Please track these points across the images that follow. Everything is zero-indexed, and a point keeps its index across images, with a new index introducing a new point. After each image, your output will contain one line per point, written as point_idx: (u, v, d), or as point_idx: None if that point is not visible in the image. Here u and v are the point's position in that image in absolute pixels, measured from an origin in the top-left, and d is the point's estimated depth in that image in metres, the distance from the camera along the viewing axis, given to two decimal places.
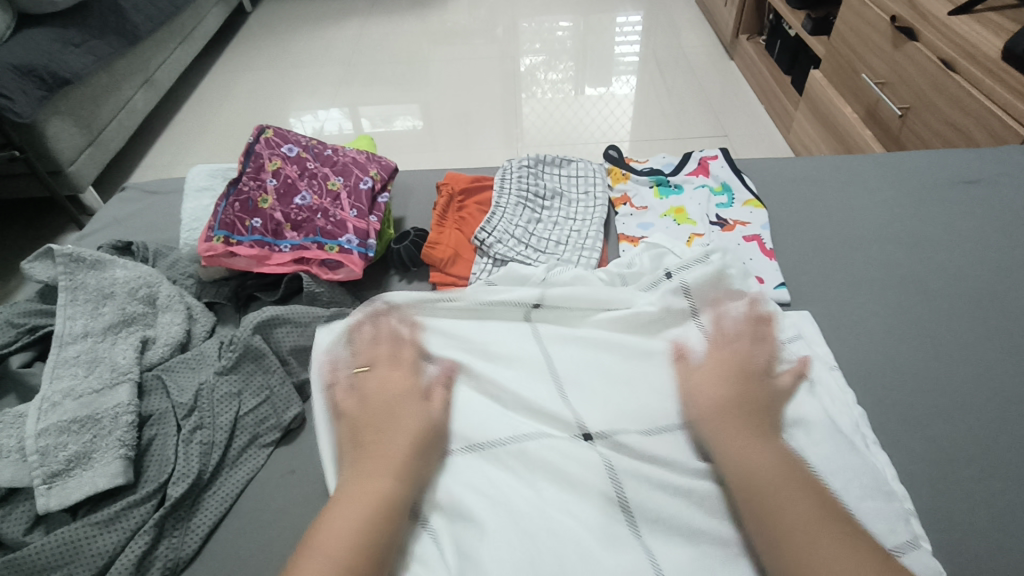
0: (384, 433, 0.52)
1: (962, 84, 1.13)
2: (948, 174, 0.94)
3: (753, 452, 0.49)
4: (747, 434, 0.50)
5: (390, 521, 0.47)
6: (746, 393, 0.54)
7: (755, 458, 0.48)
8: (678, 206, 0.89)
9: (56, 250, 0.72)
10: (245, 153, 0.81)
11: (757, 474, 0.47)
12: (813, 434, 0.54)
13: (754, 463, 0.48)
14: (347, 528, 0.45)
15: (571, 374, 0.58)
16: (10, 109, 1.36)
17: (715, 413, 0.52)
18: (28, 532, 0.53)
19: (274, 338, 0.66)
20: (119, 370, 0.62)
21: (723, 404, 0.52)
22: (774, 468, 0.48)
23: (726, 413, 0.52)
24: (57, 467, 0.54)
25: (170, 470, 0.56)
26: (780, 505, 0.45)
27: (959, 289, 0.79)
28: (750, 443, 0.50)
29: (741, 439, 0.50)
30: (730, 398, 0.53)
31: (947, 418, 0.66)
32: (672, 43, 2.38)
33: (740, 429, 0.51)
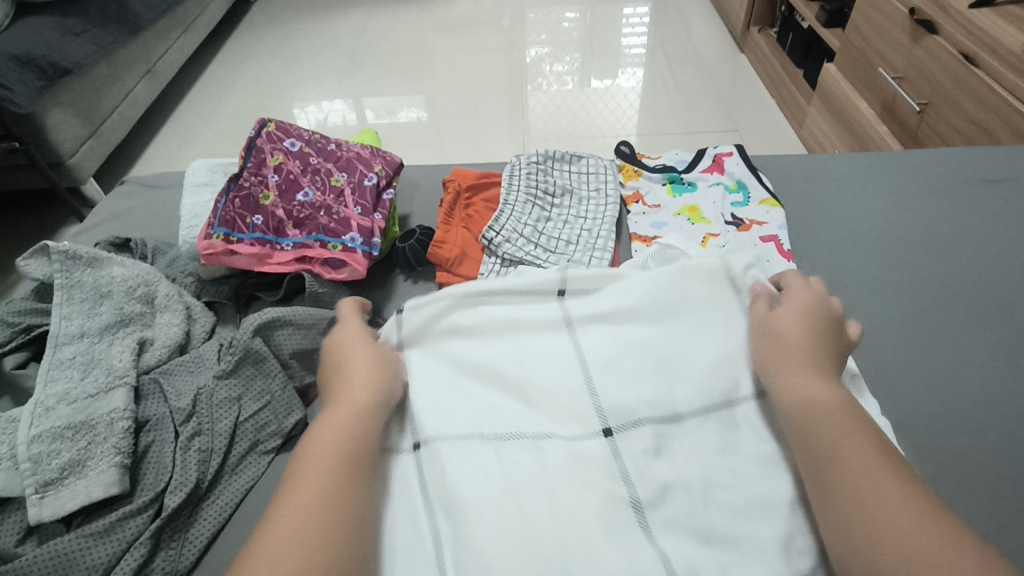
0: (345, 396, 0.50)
1: (984, 80, 1.10)
2: (972, 172, 0.91)
3: (816, 398, 0.47)
4: (807, 368, 0.50)
5: (358, 464, 0.45)
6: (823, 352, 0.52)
7: (806, 390, 0.48)
8: (692, 204, 0.86)
9: (51, 247, 0.70)
10: (246, 148, 0.79)
11: (815, 421, 0.46)
12: None
13: (807, 393, 0.48)
14: (316, 486, 0.42)
15: (597, 368, 0.56)
16: (9, 100, 1.33)
17: (790, 366, 0.51)
18: (20, 543, 0.51)
19: (275, 340, 0.63)
20: (115, 373, 0.60)
21: (795, 358, 0.51)
22: (827, 402, 0.47)
23: (787, 351, 0.52)
24: (49, 476, 0.52)
25: (168, 479, 0.54)
26: (832, 433, 0.45)
27: (985, 293, 0.76)
28: (807, 374, 0.50)
29: (801, 371, 0.50)
30: (795, 337, 0.53)
31: (975, 429, 0.63)
32: (681, 35, 2.34)
33: (801, 365, 0.51)
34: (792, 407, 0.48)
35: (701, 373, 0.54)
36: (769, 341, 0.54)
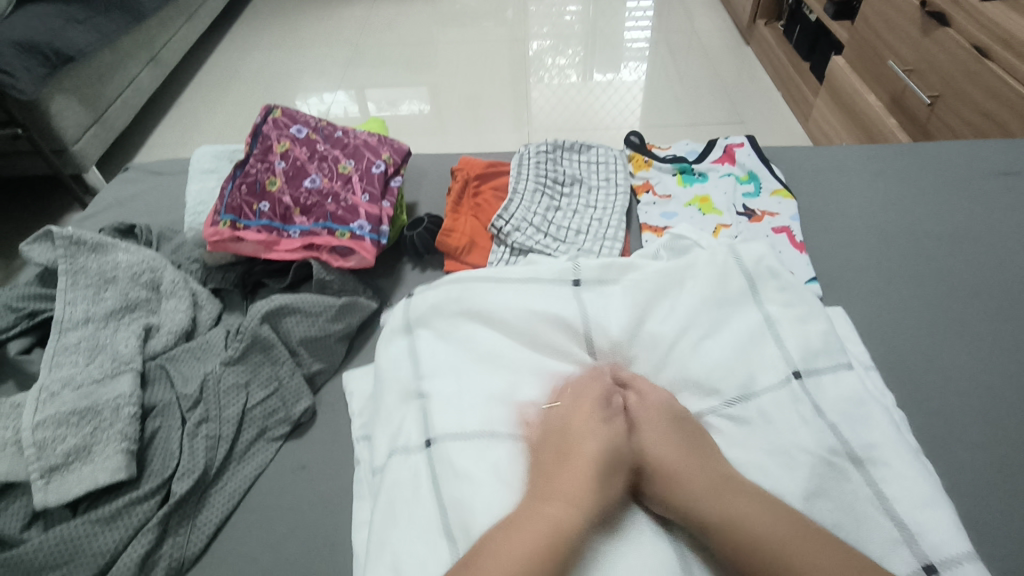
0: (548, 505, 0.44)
1: (997, 72, 1.09)
2: (985, 166, 0.90)
3: (745, 507, 0.44)
4: (729, 491, 0.45)
5: None
6: (706, 457, 0.48)
7: (747, 512, 0.44)
8: (702, 195, 0.85)
9: (55, 231, 0.69)
10: (252, 134, 0.78)
11: (755, 543, 0.42)
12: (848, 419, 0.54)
13: (747, 518, 0.44)
14: None
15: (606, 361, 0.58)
16: (12, 86, 1.32)
17: (692, 486, 0.46)
18: (25, 529, 0.50)
19: (283, 328, 0.63)
20: (121, 359, 0.59)
21: (691, 470, 0.47)
22: (776, 518, 0.44)
23: (684, 473, 0.47)
24: (55, 461, 0.51)
25: (175, 465, 0.54)
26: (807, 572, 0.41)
27: (999, 286, 0.75)
28: (737, 501, 0.45)
29: (713, 494, 0.45)
30: (678, 450, 0.48)
31: (989, 422, 0.63)
32: (686, 27, 2.32)
33: (718, 486, 0.46)
34: (718, 524, 0.44)
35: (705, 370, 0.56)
36: (639, 458, 0.49)
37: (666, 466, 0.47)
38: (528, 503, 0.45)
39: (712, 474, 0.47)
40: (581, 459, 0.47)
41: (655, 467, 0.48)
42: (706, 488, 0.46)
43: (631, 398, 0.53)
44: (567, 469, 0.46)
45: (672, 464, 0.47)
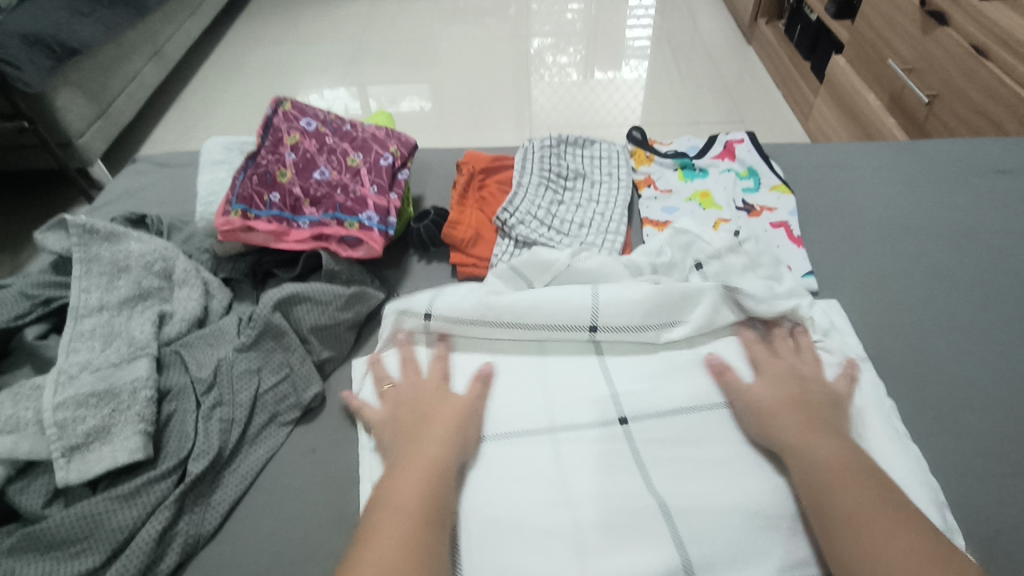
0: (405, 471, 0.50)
1: (994, 72, 1.11)
2: (980, 164, 0.92)
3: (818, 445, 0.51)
4: (809, 432, 0.52)
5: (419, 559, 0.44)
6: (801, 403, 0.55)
7: (819, 450, 0.50)
8: (703, 190, 0.87)
9: (69, 220, 0.71)
10: (263, 126, 0.79)
11: (821, 472, 0.49)
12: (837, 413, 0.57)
13: (817, 455, 0.50)
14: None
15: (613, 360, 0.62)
16: (19, 78, 1.34)
17: (785, 422, 0.53)
18: (46, 506, 0.51)
19: (294, 316, 0.65)
20: (137, 344, 0.60)
21: (784, 411, 0.54)
22: (841, 462, 0.49)
23: (777, 409, 0.54)
24: (76, 440, 0.52)
25: (190, 447, 0.55)
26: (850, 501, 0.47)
27: (993, 281, 0.77)
28: (816, 439, 0.51)
29: (792, 432, 0.52)
30: (781, 391, 0.56)
31: (981, 412, 0.64)
32: (687, 26, 2.34)
33: (803, 426, 0.53)
34: (796, 455, 0.51)
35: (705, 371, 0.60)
36: (747, 397, 0.56)
37: (765, 407, 0.55)
38: (396, 472, 0.51)
39: (803, 417, 0.53)
40: (432, 434, 0.53)
41: (754, 409, 0.55)
42: (790, 427, 0.53)
43: (763, 358, 0.60)
44: (420, 443, 0.53)
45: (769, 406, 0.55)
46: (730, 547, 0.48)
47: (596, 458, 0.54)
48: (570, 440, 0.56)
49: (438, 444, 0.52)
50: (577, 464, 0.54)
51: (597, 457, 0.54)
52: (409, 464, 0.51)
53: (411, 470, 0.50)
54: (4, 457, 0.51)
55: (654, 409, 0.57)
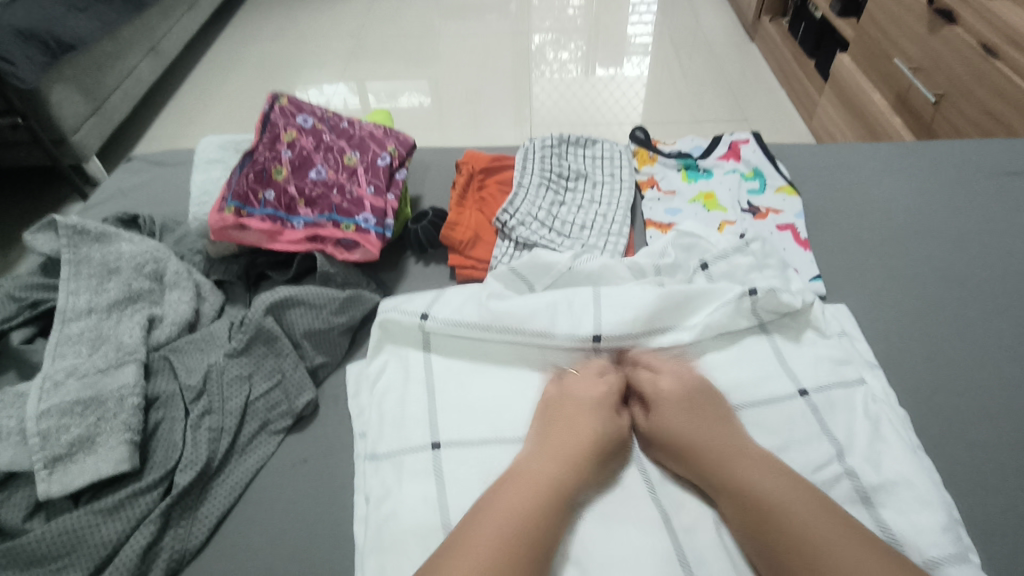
0: (521, 486, 0.47)
1: (1004, 71, 1.09)
2: (990, 165, 0.90)
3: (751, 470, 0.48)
4: (740, 458, 0.49)
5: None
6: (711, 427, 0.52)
7: (754, 478, 0.47)
8: (708, 191, 0.85)
9: (58, 221, 0.69)
10: (261, 122, 0.77)
11: (756, 499, 0.46)
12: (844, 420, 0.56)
13: (753, 484, 0.47)
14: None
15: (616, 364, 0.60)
16: (12, 74, 1.32)
17: (702, 454, 0.50)
18: (28, 519, 0.50)
19: (287, 320, 0.63)
20: (125, 349, 0.59)
21: (710, 445, 0.50)
22: (780, 486, 0.46)
23: (694, 441, 0.51)
24: (59, 451, 0.51)
25: (178, 457, 0.54)
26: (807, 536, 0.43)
27: (1004, 286, 0.75)
28: (745, 468, 0.48)
29: (716, 464, 0.49)
30: (687, 420, 0.52)
31: (993, 422, 0.63)
32: (690, 23, 2.31)
33: (725, 453, 0.50)
34: (729, 492, 0.48)
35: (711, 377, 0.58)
36: (660, 435, 0.53)
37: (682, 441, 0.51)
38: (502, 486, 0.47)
39: (718, 443, 0.50)
40: (554, 453, 0.49)
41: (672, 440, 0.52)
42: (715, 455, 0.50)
43: (635, 374, 0.57)
44: (534, 459, 0.49)
45: (686, 437, 0.51)
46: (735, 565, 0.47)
47: None
48: None
49: (552, 461, 0.49)
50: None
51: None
52: (521, 481, 0.47)
53: (522, 486, 0.47)
54: None
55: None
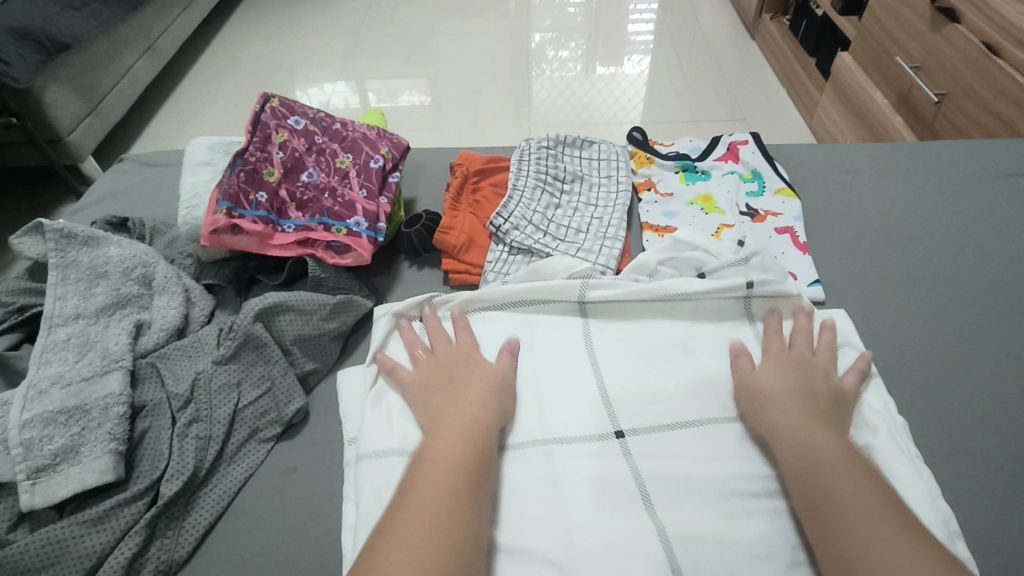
0: (446, 442, 0.49)
1: (1006, 70, 1.07)
2: (993, 167, 0.89)
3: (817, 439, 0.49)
4: (799, 418, 0.51)
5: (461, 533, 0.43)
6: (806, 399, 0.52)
7: (806, 436, 0.49)
8: (705, 193, 0.84)
9: (45, 225, 0.68)
10: (251, 122, 0.76)
11: (818, 457, 0.47)
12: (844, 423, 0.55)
13: (809, 441, 0.49)
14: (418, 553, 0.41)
15: (612, 372, 0.59)
16: (7, 74, 1.31)
17: (783, 413, 0.51)
18: (11, 530, 0.49)
19: (276, 326, 0.62)
20: (111, 356, 0.58)
21: (781, 402, 0.52)
22: (837, 452, 0.47)
23: (770, 399, 0.53)
24: (42, 462, 0.50)
25: (164, 466, 0.53)
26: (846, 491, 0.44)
27: (1007, 290, 0.74)
28: (796, 428, 0.50)
29: (780, 426, 0.51)
30: (777, 378, 0.54)
31: (995, 429, 0.61)
32: (691, 21, 2.29)
33: (797, 414, 0.51)
34: (783, 441, 0.50)
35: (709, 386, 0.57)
36: (752, 387, 0.55)
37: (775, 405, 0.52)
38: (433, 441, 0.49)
39: (799, 404, 0.52)
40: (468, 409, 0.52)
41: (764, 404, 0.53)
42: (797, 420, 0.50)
43: (772, 345, 0.59)
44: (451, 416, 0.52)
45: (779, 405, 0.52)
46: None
47: (591, 476, 0.52)
48: (565, 455, 0.53)
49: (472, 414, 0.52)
50: (573, 481, 0.52)
51: (594, 477, 0.52)
52: (447, 439, 0.49)
53: (452, 440, 0.49)
54: None
55: (654, 424, 0.55)
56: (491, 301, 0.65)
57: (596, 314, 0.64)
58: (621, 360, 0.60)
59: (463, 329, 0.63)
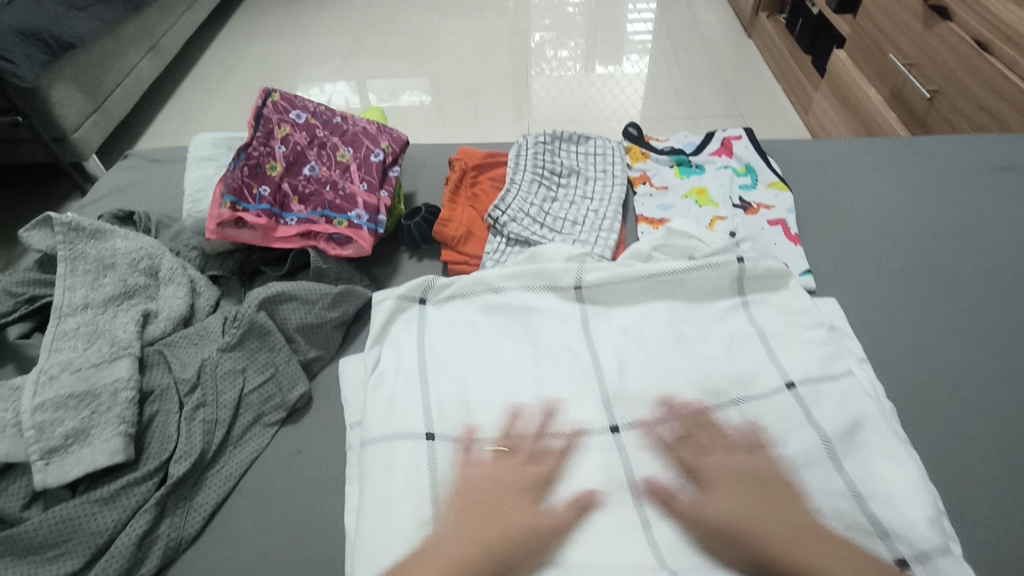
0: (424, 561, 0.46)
1: (997, 66, 1.09)
2: (981, 160, 0.91)
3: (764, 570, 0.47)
4: (798, 545, 0.46)
5: None
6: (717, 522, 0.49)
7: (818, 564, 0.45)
8: (699, 186, 0.85)
9: (54, 218, 0.69)
10: (254, 117, 0.77)
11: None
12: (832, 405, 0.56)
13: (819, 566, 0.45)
14: None
15: (606, 360, 0.61)
16: (13, 73, 1.33)
17: (779, 537, 0.47)
18: (25, 509, 0.51)
19: (280, 314, 0.63)
20: (120, 343, 0.59)
21: (762, 533, 0.47)
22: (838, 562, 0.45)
23: (753, 533, 0.47)
24: (54, 443, 0.51)
25: (172, 448, 0.55)
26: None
27: (994, 280, 0.75)
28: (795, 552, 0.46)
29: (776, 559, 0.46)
30: (733, 498, 0.49)
31: (979, 414, 0.63)
32: (689, 19, 2.31)
33: (788, 543, 0.46)
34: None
35: (700, 370, 0.59)
36: (702, 510, 0.50)
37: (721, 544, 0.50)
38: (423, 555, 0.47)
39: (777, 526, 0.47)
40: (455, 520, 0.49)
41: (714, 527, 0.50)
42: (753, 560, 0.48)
43: (689, 460, 0.53)
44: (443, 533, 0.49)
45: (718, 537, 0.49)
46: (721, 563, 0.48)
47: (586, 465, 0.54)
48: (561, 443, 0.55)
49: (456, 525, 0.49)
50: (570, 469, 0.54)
51: (592, 466, 0.54)
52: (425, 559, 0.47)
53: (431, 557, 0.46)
54: None
55: (646, 412, 0.57)
56: (490, 291, 0.67)
57: (592, 302, 0.66)
58: (616, 347, 0.62)
59: (464, 319, 0.65)
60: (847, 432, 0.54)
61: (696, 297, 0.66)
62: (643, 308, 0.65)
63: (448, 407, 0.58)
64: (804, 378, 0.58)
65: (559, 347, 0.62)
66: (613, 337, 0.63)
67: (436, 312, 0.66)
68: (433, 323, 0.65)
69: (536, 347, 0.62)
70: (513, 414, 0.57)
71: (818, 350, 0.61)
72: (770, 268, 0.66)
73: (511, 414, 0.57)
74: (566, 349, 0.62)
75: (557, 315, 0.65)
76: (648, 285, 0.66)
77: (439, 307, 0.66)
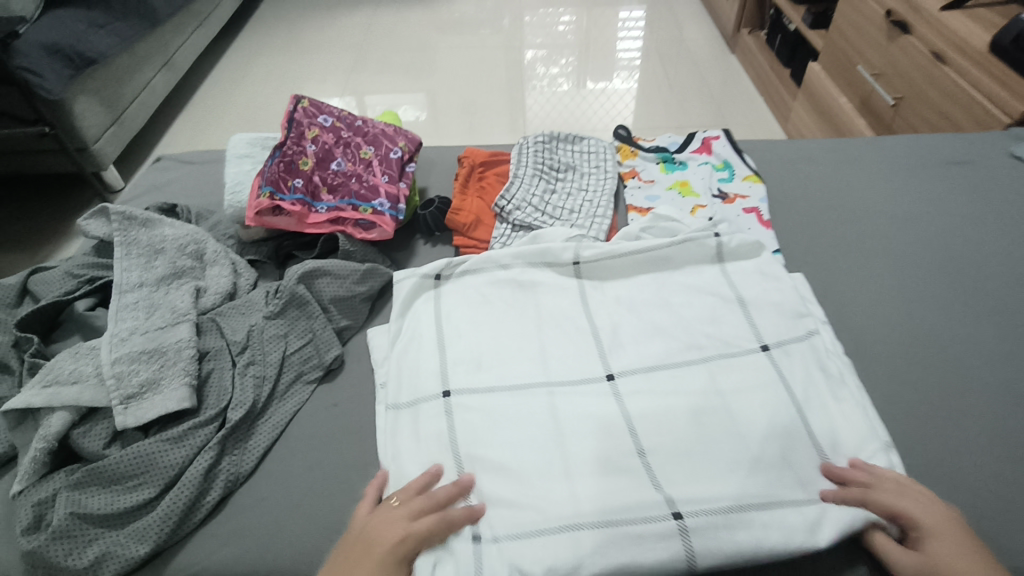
0: None
1: (950, 75, 1.21)
2: (932, 156, 1.02)
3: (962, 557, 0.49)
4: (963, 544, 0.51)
5: None
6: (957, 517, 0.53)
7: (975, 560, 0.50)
8: (683, 180, 0.95)
9: (110, 208, 0.78)
10: (286, 120, 0.87)
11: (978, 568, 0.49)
12: (794, 361, 0.66)
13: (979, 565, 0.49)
14: None
15: (602, 324, 0.70)
16: (41, 86, 1.42)
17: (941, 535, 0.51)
18: (106, 447, 0.59)
19: (315, 287, 0.72)
20: (179, 311, 0.68)
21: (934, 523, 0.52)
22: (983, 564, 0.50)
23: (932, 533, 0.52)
24: (131, 390, 0.60)
25: (229, 398, 0.63)
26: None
27: (941, 259, 0.86)
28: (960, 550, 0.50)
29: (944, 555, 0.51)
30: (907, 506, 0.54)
31: (925, 369, 0.73)
32: (675, 36, 2.45)
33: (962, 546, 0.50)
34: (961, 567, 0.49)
35: (683, 332, 0.68)
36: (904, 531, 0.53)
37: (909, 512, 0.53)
38: None
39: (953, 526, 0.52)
40: None
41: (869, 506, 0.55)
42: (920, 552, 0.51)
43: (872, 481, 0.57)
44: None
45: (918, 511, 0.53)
46: (702, 486, 0.56)
47: (587, 409, 0.62)
48: (564, 393, 0.64)
49: None
50: (574, 414, 0.62)
51: (592, 409, 0.62)
52: None
53: None
54: (70, 403, 0.59)
55: (637, 366, 0.66)
56: (498, 269, 0.75)
57: (588, 277, 0.75)
58: (609, 315, 0.71)
59: (476, 290, 0.74)
60: (806, 382, 0.64)
61: (679, 270, 0.75)
62: (634, 282, 0.75)
63: (466, 364, 0.67)
64: (776, 341, 0.67)
65: (561, 315, 0.71)
66: (607, 306, 0.72)
67: (450, 287, 0.75)
68: (448, 296, 0.74)
69: (540, 314, 0.71)
70: (523, 372, 0.65)
71: (786, 313, 0.70)
72: (743, 244, 0.76)
73: (520, 370, 0.66)
74: (567, 317, 0.71)
75: (558, 289, 0.74)
76: (637, 260, 0.75)
77: (452, 283, 0.75)
